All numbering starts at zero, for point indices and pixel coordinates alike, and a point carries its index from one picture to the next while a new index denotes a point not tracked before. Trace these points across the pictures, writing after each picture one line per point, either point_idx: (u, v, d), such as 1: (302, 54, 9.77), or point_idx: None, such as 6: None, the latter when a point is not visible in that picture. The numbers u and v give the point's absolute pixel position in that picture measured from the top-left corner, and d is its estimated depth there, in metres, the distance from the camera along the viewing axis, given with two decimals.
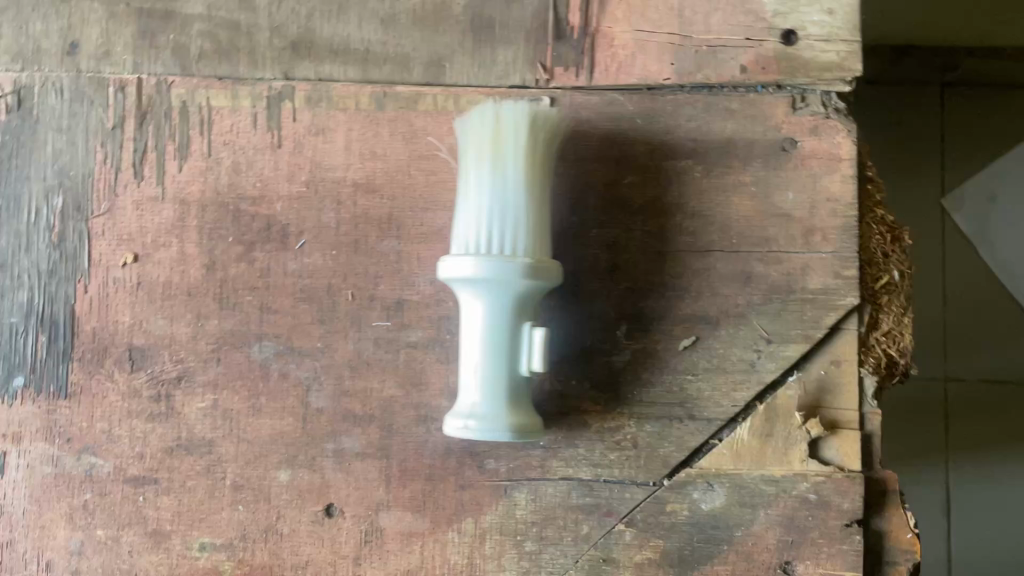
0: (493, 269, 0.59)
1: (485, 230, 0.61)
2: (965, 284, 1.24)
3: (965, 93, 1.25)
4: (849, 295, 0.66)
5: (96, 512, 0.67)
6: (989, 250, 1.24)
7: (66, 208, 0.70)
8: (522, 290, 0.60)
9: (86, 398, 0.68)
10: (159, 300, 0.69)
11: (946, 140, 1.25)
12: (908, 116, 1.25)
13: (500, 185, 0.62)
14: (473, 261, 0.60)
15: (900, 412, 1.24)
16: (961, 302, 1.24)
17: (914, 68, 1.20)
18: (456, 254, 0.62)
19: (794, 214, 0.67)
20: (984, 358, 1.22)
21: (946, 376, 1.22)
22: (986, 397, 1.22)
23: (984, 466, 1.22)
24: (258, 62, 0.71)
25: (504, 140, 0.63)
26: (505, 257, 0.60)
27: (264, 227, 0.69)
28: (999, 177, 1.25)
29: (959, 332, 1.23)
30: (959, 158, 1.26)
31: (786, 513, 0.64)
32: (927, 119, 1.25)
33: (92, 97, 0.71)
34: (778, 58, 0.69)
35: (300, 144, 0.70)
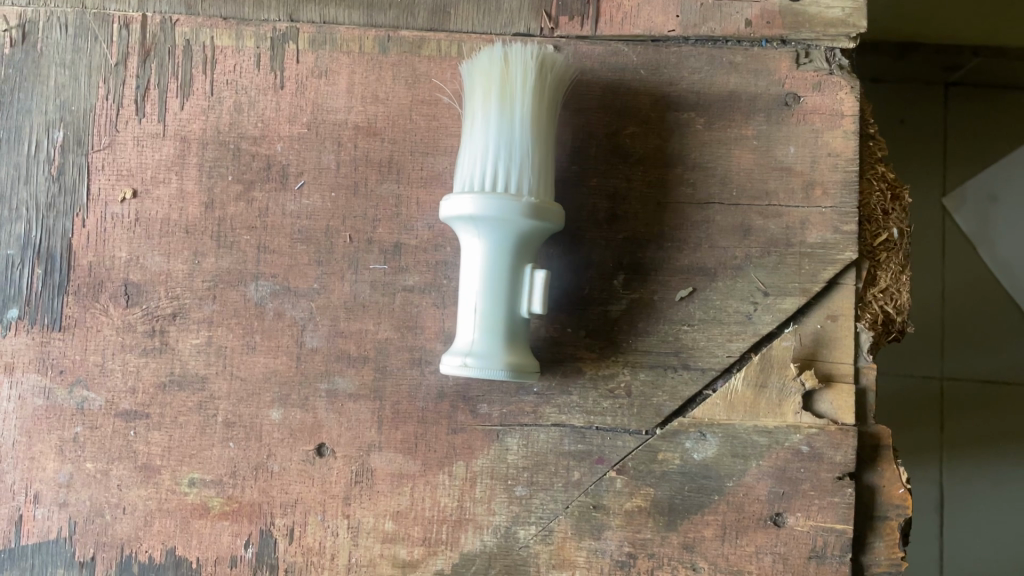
0: (497, 206, 0.59)
1: (489, 166, 0.61)
2: (963, 283, 1.24)
3: (968, 91, 1.25)
4: (847, 250, 0.66)
5: (86, 445, 0.66)
6: (989, 249, 1.24)
7: (67, 142, 0.70)
8: (523, 229, 0.60)
9: (80, 332, 0.68)
10: (157, 236, 0.68)
11: (949, 138, 1.25)
12: (911, 112, 1.25)
13: (512, 124, 0.62)
14: (475, 196, 0.60)
15: (895, 409, 1.24)
16: (959, 300, 1.24)
17: (917, 65, 1.19)
18: (460, 190, 0.62)
19: (795, 168, 0.67)
20: (980, 356, 1.22)
21: (942, 373, 1.22)
22: (983, 395, 1.21)
23: (977, 464, 1.22)
24: (264, 3, 0.71)
25: (511, 81, 0.63)
26: (507, 194, 0.59)
27: (264, 167, 0.69)
28: (1001, 176, 1.24)
29: (958, 328, 1.23)
30: (961, 157, 1.25)
31: (778, 465, 0.64)
32: (930, 117, 1.25)
33: (97, 33, 0.71)
34: (783, 13, 0.69)
35: (303, 86, 0.70)
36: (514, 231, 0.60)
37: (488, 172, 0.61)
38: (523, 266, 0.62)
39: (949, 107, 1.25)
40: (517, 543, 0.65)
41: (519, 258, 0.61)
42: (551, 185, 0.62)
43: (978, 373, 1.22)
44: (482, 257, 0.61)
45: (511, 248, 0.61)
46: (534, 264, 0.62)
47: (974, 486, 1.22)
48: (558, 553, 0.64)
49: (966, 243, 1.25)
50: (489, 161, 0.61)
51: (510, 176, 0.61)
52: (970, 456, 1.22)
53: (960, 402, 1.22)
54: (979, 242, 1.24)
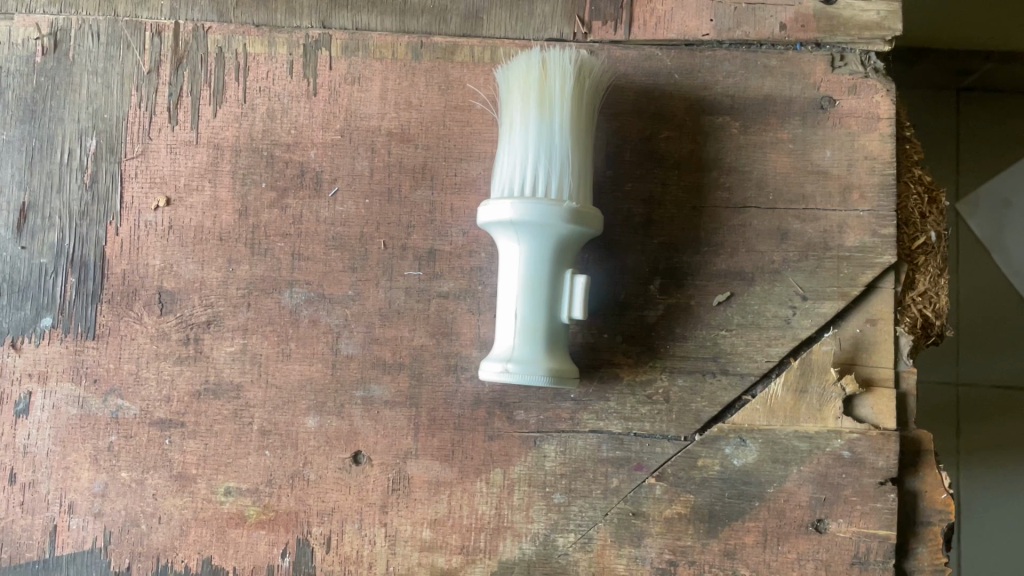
0: (537, 211, 0.59)
1: (530, 172, 0.61)
2: (977, 290, 1.24)
3: (981, 97, 1.24)
4: (886, 253, 0.65)
5: (121, 454, 0.66)
6: (1003, 256, 1.23)
7: (99, 150, 0.70)
8: (563, 234, 0.60)
9: (114, 340, 0.67)
10: (191, 244, 0.68)
11: (963, 143, 1.25)
12: (924, 118, 1.25)
13: (550, 130, 0.62)
14: (515, 202, 0.59)
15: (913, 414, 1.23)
16: (972, 307, 1.23)
17: (929, 73, 1.19)
18: (499, 196, 0.61)
19: (832, 171, 0.67)
20: (997, 363, 1.21)
21: (959, 380, 1.21)
22: (1001, 400, 1.21)
23: (996, 469, 1.21)
24: (295, 10, 0.71)
25: (549, 86, 0.63)
26: (549, 200, 0.59)
27: (298, 174, 0.69)
28: (1016, 182, 1.24)
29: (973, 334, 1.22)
30: (976, 163, 1.25)
31: (820, 470, 0.63)
32: (943, 122, 1.25)
33: (129, 41, 0.71)
34: (818, 16, 0.69)
35: (336, 93, 0.70)
36: (554, 237, 0.60)
37: (528, 178, 0.61)
38: (562, 271, 0.61)
39: (965, 114, 1.24)
40: (556, 551, 0.64)
41: (558, 263, 0.61)
42: (586, 189, 0.62)
43: (997, 379, 1.21)
44: (522, 262, 0.61)
45: (550, 253, 0.61)
46: (573, 269, 0.62)
47: (994, 494, 1.21)
48: (597, 561, 0.64)
49: (980, 249, 1.24)
50: (529, 167, 0.61)
51: (551, 182, 0.61)
52: (990, 464, 1.21)
53: (980, 408, 1.21)
54: (992, 248, 1.24)
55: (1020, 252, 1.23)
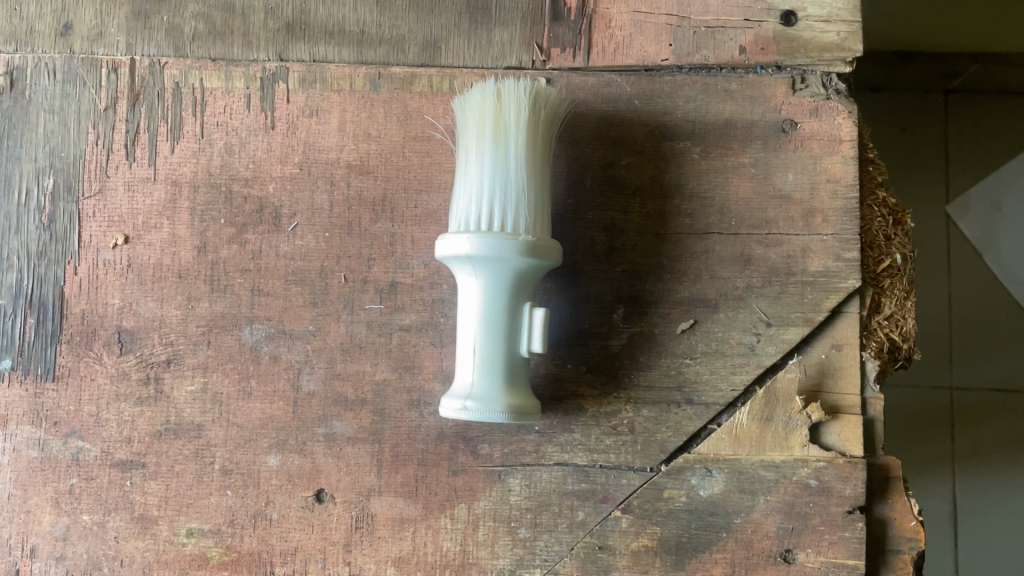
0: (492, 245, 0.58)
1: (486, 206, 0.60)
2: (971, 293, 1.22)
3: (969, 99, 1.23)
4: (850, 278, 0.65)
5: (82, 497, 0.65)
6: (995, 259, 1.22)
7: (57, 189, 0.69)
8: (521, 268, 0.59)
9: (74, 381, 0.67)
10: (150, 282, 0.68)
11: (952, 146, 1.24)
12: (912, 124, 1.24)
13: (505, 163, 0.61)
14: (471, 236, 0.59)
15: (903, 420, 1.22)
16: (966, 310, 1.22)
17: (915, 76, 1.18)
18: (455, 231, 0.61)
19: (794, 196, 0.66)
20: (992, 368, 1.20)
21: (953, 385, 1.20)
22: (995, 405, 1.20)
23: (992, 473, 1.20)
24: (252, 43, 0.71)
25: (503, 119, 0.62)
26: (506, 233, 0.59)
27: (256, 209, 0.68)
28: (1006, 184, 1.23)
29: (968, 339, 1.21)
30: (965, 166, 1.24)
31: (786, 500, 0.63)
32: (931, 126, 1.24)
33: (85, 79, 0.70)
34: (777, 39, 0.68)
35: (294, 126, 0.69)
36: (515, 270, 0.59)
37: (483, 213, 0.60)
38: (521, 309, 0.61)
39: (952, 117, 1.23)
40: None
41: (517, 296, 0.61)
42: (543, 223, 0.61)
43: (989, 383, 1.20)
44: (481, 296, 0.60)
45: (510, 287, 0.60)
46: (533, 302, 0.61)
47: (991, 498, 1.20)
48: None
49: (972, 253, 1.23)
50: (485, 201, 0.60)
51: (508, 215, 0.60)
52: (984, 471, 1.20)
53: (973, 415, 1.20)
54: (985, 252, 1.22)
55: (1012, 258, 1.22)
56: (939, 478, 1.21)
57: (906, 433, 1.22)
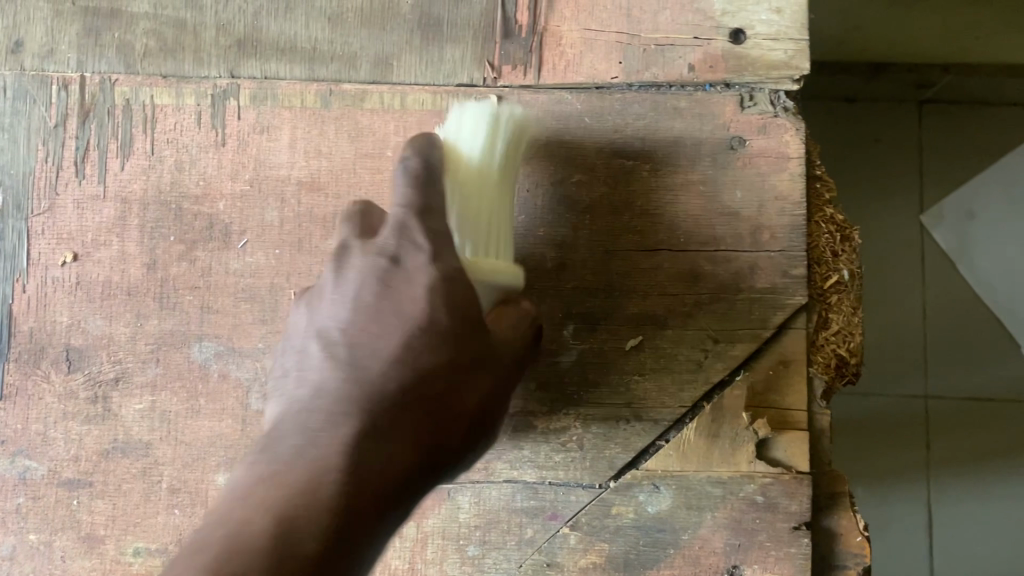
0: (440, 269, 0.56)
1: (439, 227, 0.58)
2: (944, 298, 1.23)
3: (942, 108, 1.24)
4: (796, 295, 0.65)
5: (29, 516, 0.65)
6: (967, 266, 1.23)
7: (5, 206, 0.69)
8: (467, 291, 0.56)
9: (21, 400, 0.66)
10: (99, 300, 0.67)
11: (925, 155, 1.24)
12: (886, 132, 1.24)
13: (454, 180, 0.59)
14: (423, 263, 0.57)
15: (880, 426, 1.22)
16: (940, 315, 1.22)
17: (889, 84, 1.19)
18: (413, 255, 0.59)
19: (742, 213, 0.66)
20: (966, 376, 1.20)
21: (928, 393, 1.21)
22: (968, 413, 1.20)
23: (965, 479, 1.20)
24: (204, 60, 0.71)
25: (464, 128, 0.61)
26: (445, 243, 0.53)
27: (207, 226, 0.68)
28: (979, 193, 1.23)
29: (943, 346, 1.21)
30: (937, 175, 1.24)
31: (733, 516, 0.63)
32: (904, 134, 1.24)
33: (35, 96, 0.70)
34: (725, 57, 0.69)
35: (245, 142, 0.69)
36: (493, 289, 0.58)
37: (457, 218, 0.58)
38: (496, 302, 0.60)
39: (925, 126, 1.24)
40: None
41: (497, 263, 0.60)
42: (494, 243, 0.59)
43: (963, 391, 1.20)
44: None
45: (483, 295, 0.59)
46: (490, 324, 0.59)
47: (963, 503, 1.20)
48: None
49: (945, 261, 1.24)
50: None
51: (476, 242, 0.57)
52: (954, 477, 1.20)
53: (946, 422, 1.20)
54: (957, 259, 1.23)
55: (982, 262, 1.23)
56: (910, 485, 1.21)
57: (878, 443, 1.22)
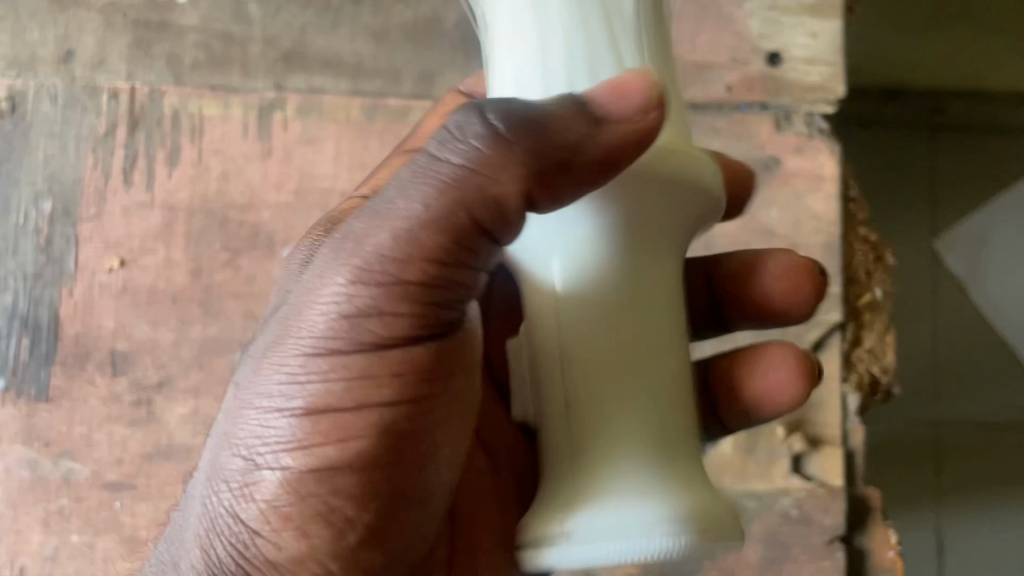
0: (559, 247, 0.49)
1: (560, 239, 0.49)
2: (956, 326, 1.22)
3: (956, 134, 1.23)
4: (831, 312, 0.66)
5: (72, 517, 0.66)
6: (980, 291, 1.21)
7: (55, 212, 0.70)
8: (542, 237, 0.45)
9: (66, 403, 0.68)
10: (144, 305, 0.68)
11: (938, 179, 1.23)
12: (900, 156, 1.23)
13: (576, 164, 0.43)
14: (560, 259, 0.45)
15: (892, 453, 1.21)
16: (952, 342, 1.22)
17: (905, 107, 1.19)
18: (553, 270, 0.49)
19: (777, 231, 0.68)
20: (973, 401, 1.21)
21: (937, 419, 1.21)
22: (976, 438, 1.21)
23: (973, 504, 1.21)
24: (251, 73, 0.72)
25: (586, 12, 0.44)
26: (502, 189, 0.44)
27: (252, 235, 0.70)
28: (991, 220, 1.22)
29: (952, 373, 1.22)
30: (950, 199, 1.23)
31: (768, 529, 0.64)
32: (918, 158, 1.23)
33: (86, 105, 0.72)
34: (762, 78, 0.70)
35: (290, 154, 0.70)
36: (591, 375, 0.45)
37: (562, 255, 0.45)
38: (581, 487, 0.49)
39: (938, 151, 1.23)
40: None
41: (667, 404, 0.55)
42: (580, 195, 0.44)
43: (971, 417, 1.21)
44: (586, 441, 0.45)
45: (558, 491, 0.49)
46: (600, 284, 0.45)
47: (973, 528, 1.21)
48: None
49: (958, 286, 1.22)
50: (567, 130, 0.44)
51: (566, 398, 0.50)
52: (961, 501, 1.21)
53: (956, 447, 1.21)
54: (970, 284, 1.22)
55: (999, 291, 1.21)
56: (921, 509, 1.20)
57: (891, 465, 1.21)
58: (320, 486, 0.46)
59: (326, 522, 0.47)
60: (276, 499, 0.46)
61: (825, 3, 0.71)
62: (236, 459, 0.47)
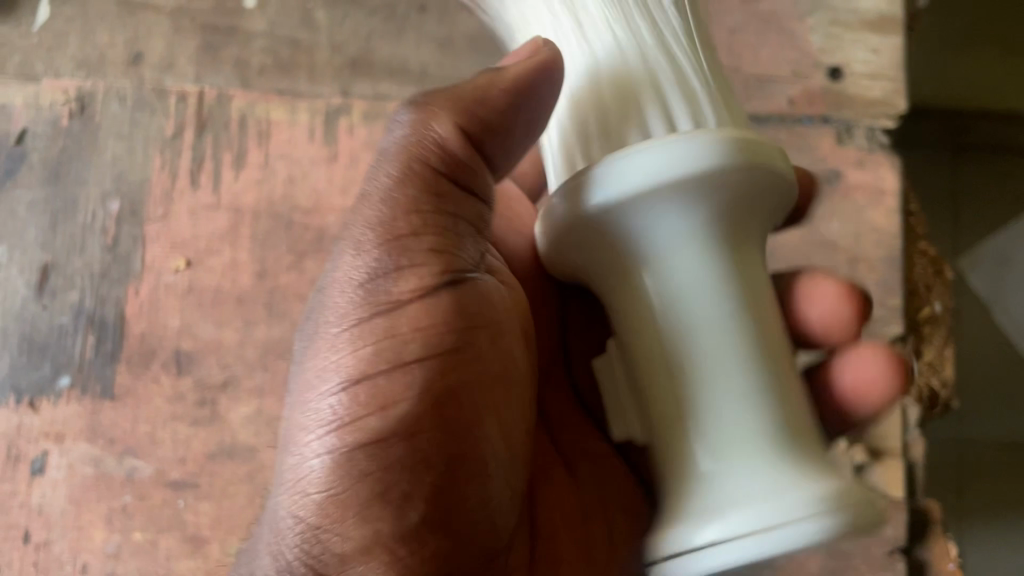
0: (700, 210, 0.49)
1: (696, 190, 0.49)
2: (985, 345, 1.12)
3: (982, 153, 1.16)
4: (892, 324, 0.67)
5: (134, 514, 0.66)
6: (1005, 314, 1.11)
7: (122, 212, 0.71)
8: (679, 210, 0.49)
9: (131, 401, 0.68)
10: (209, 305, 0.69)
11: (960, 200, 1.16)
12: (918, 180, 1.17)
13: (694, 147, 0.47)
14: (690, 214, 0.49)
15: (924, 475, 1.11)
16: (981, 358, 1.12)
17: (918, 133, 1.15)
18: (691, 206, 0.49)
19: (840, 243, 0.68)
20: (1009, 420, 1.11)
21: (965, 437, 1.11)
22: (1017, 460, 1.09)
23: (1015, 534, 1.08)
24: (317, 79, 0.73)
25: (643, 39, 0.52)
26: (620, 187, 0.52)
27: (317, 238, 0.70)
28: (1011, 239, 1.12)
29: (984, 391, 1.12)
30: (976, 218, 1.16)
31: (830, 539, 0.64)
32: (938, 179, 1.17)
33: (154, 106, 0.72)
34: (823, 93, 0.71)
35: (355, 159, 0.71)
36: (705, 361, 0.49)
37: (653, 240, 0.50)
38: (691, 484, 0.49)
39: (960, 170, 1.16)
40: None
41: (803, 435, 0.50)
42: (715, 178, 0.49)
43: (1004, 438, 1.10)
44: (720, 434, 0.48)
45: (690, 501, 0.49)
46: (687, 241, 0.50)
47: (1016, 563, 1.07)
48: None
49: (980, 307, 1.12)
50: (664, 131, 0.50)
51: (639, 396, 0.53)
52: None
53: (991, 470, 1.10)
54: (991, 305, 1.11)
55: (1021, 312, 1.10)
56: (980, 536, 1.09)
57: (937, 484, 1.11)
58: (372, 462, 0.45)
59: (382, 500, 0.45)
60: (328, 486, 0.45)
61: (886, 20, 0.72)
62: (311, 445, 0.46)
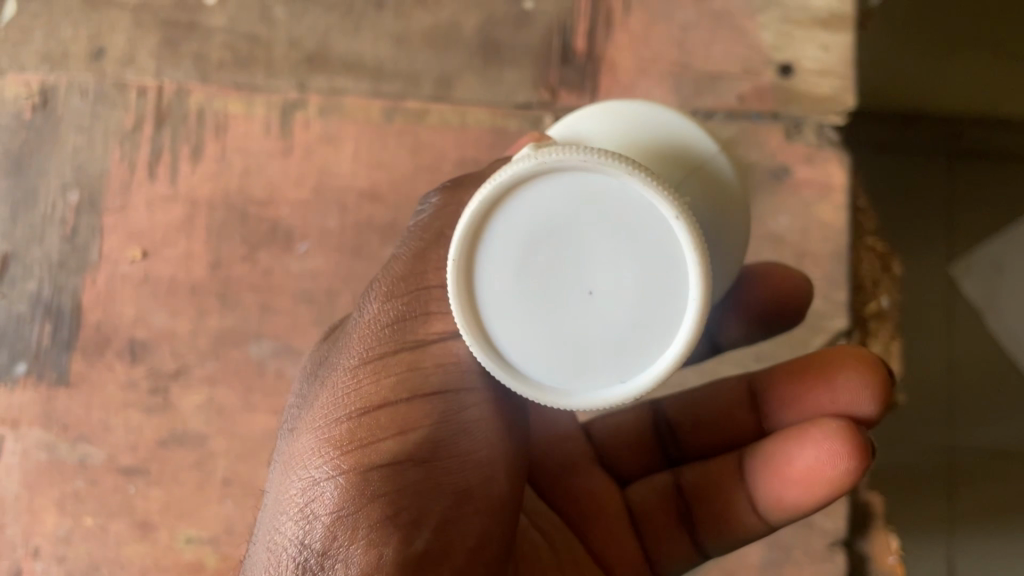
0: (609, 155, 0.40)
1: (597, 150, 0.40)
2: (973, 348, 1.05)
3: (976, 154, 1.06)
4: (837, 319, 0.67)
5: (85, 500, 0.67)
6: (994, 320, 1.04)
7: (81, 203, 0.72)
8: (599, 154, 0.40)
9: (85, 388, 0.69)
10: (163, 295, 0.70)
11: (953, 203, 1.06)
12: (915, 181, 1.06)
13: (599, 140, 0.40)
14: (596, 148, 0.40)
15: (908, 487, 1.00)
16: (968, 369, 1.04)
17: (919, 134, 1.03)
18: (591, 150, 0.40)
19: (787, 237, 0.68)
20: (996, 428, 1.02)
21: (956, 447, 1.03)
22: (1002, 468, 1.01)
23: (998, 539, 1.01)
24: (275, 73, 0.74)
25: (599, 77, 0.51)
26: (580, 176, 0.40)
27: (270, 230, 0.71)
28: (1006, 243, 1.05)
29: (971, 399, 1.04)
30: (969, 221, 1.06)
31: (770, 532, 0.64)
32: (931, 183, 1.06)
33: (115, 100, 0.74)
34: (773, 90, 0.71)
35: (310, 152, 0.72)
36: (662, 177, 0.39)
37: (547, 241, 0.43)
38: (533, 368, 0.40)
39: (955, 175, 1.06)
40: None
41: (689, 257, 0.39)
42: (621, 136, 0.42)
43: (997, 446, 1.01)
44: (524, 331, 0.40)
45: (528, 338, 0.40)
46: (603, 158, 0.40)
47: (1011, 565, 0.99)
48: None
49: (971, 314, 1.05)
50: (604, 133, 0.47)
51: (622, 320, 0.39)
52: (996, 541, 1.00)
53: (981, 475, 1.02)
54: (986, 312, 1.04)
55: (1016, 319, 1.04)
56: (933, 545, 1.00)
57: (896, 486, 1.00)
58: (352, 444, 0.42)
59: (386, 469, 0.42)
60: (338, 506, 0.41)
61: (837, 17, 0.72)
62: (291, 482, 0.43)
